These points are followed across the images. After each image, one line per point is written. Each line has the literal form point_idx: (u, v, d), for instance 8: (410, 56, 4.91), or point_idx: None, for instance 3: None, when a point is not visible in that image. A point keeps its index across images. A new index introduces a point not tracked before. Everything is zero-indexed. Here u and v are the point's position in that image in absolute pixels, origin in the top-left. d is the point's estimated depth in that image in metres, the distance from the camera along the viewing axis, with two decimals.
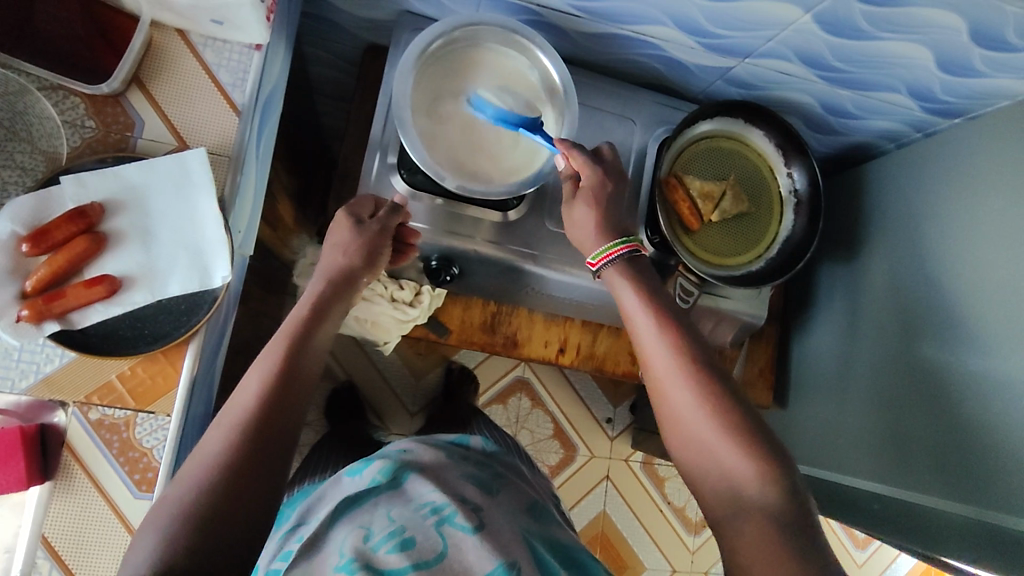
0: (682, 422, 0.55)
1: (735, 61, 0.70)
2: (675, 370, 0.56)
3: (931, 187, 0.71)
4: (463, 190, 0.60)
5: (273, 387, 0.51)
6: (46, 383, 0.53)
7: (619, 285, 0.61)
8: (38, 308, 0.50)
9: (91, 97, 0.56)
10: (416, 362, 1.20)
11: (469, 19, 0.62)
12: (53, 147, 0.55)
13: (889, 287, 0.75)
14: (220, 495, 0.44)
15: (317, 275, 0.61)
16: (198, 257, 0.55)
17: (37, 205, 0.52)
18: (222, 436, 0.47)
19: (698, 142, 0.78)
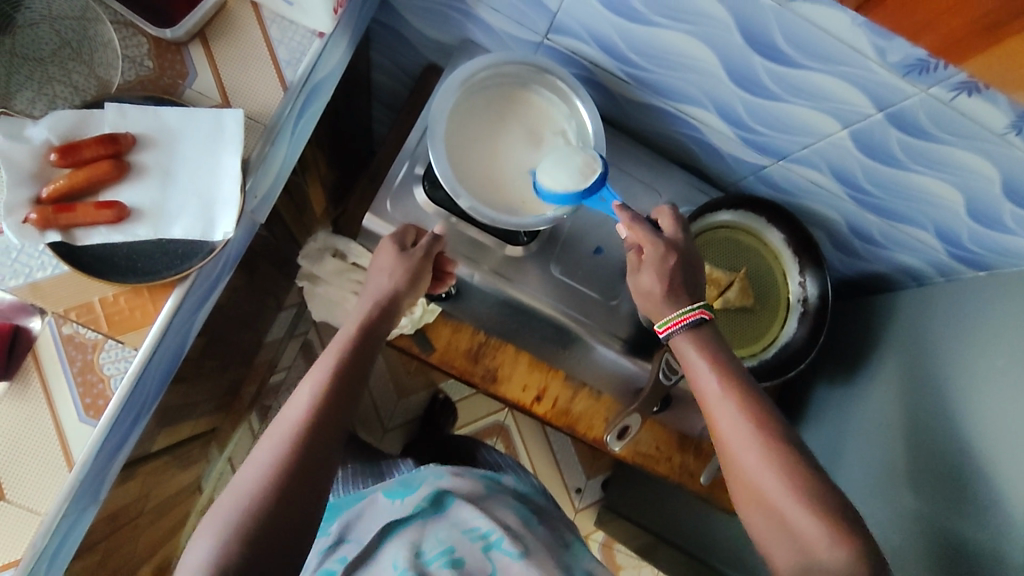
0: (756, 488, 0.53)
1: (769, 162, 0.76)
2: (744, 438, 0.54)
3: (936, 326, 0.76)
4: (474, 210, 0.63)
5: (325, 396, 0.52)
6: (33, 289, 0.55)
7: (686, 350, 0.60)
8: (46, 216, 0.53)
9: (157, 41, 0.60)
10: (404, 380, 1.33)
11: (521, 58, 0.67)
12: (108, 75, 0.59)
13: (908, 419, 0.75)
14: (270, 498, 0.46)
15: (365, 297, 0.62)
16: (209, 207, 0.57)
17: (76, 123, 0.55)
18: (278, 441, 0.49)
19: (716, 230, 0.78)
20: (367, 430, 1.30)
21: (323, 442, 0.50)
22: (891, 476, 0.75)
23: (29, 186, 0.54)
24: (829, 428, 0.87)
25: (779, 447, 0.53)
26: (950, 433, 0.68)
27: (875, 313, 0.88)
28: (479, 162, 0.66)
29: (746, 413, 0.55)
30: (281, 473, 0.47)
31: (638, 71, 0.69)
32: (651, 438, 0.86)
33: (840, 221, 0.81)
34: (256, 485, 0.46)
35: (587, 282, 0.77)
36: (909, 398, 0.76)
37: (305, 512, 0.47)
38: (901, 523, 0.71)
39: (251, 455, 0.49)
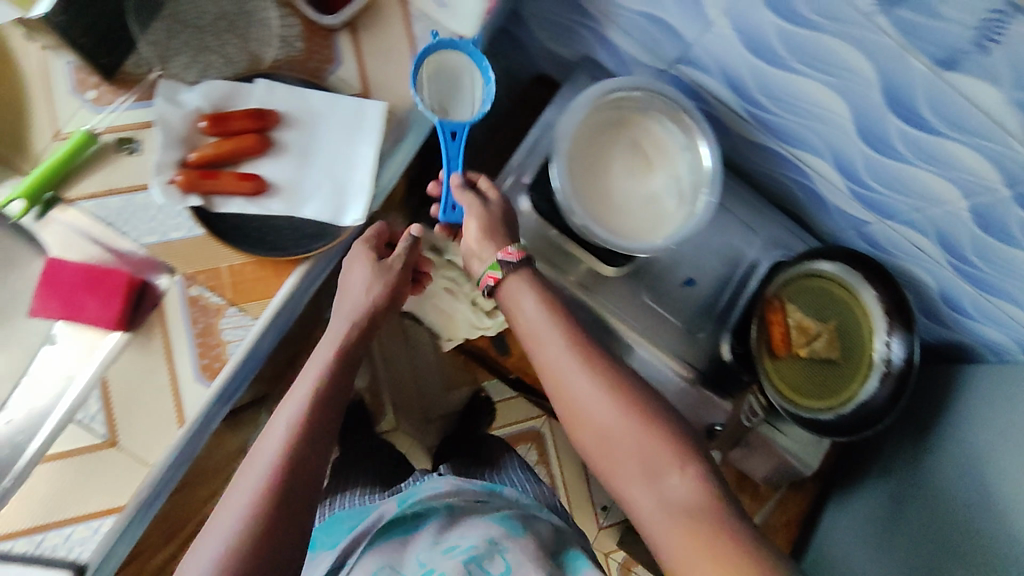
0: (594, 420, 0.51)
1: (874, 219, 0.75)
2: (574, 366, 0.53)
3: (996, 407, 0.74)
4: (586, 229, 0.64)
5: (300, 432, 0.49)
6: (165, 247, 0.57)
7: (517, 290, 0.57)
8: (191, 180, 0.55)
9: (309, 24, 0.61)
10: (450, 374, 1.33)
11: (652, 85, 0.67)
12: (259, 51, 0.60)
13: (954, 501, 0.74)
14: (253, 544, 0.44)
15: (337, 315, 0.60)
16: (340, 193, 0.59)
17: (228, 94, 0.57)
18: (257, 478, 0.47)
19: (810, 278, 0.77)
20: (406, 417, 1.31)
21: (298, 483, 0.47)
22: (943, 548, 0.73)
23: (178, 149, 0.56)
24: (882, 490, 0.86)
25: (624, 392, 0.51)
26: (1013, 512, 0.66)
27: (944, 378, 0.85)
28: (595, 182, 0.67)
29: (594, 363, 0.53)
30: (258, 518, 0.44)
31: (761, 112, 0.69)
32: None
33: (931, 285, 0.80)
34: (234, 532, 0.44)
35: (674, 312, 0.77)
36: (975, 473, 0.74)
37: (287, 558, 0.45)
38: None
39: (229, 496, 0.46)
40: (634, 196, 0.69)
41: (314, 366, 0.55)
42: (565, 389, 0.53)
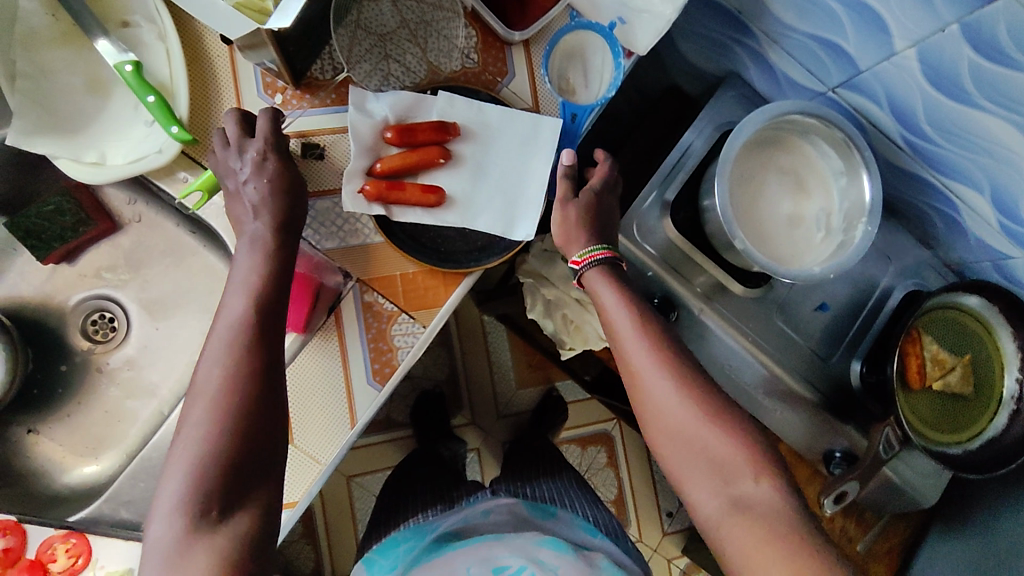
0: (667, 417, 0.53)
1: (1020, 254, 0.72)
2: (654, 367, 0.54)
3: None
4: (746, 252, 0.64)
5: (236, 351, 0.46)
6: (344, 251, 0.58)
7: (595, 282, 0.58)
8: (379, 190, 0.55)
9: (485, 35, 0.61)
10: (524, 373, 1.33)
11: (816, 112, 0.67)
12: (438, 62, 0.61)
13: None
14: (238, 406, 0.45)
15: (260, 224, 0.51)
16: (512, 209, 0.59)
17: (413, 104, 0.58)
18: (216, 375, 0.45)
19: (948, 311, 0.74)
20: (482, 413, 1.32)
21: (262, 385, 0.46)
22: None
23: (364, 158, 0.57)
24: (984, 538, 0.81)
25: (702, 393, 0.53)
26: None
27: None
28: (750, 206, 0.67)
29: (665, 363, 0.54)
30: (227, 419, 0.44)
31: (925, 145, 0.69)
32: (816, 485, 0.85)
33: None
34: (212, 424, 0.44)
35: (804, 336, 0.77)
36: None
37: (262, 459, 0.45)
38: None
39: (190, 393, 0.45)
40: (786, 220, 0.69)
41: (251, 248, 0.50)
42: (642, 387, 0.55)
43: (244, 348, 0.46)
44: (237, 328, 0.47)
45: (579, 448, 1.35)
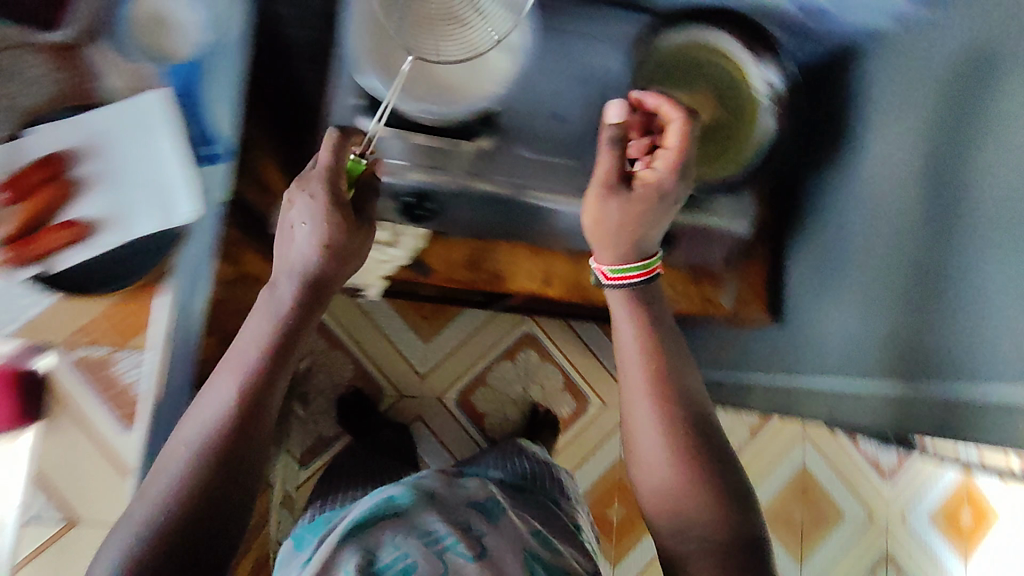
0: (654, 468, 0.57)
1: None
2: (641, 408, 0.58)
3: (897, 83, 0.65)
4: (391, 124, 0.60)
5: (211, 450, 0.51)
6: (30, 325, 0.72)
7: (618, 311, 0.62)
8: (19, 252, 0.66)
9: (53, 49, 0.64)
10: (424, 328, 1.15)
11: None
12: (30, 101, 0.65)
13: (891, 177, 0.66)
14: (179, 504, 0.49)
15: (230, 367, 0.55)
16: (165, 198, 0.69)
17: (8, 155, 0.64)
18: (172, 484, 0.50)
19: (661, 52, 0.74)
20: (405, 383, 1.15)
21: (219, 492, 0.50)
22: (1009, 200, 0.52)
23: None
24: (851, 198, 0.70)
25: (686, 438, 0.56)
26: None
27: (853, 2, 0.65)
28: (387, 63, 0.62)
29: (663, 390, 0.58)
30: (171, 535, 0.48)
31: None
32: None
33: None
34: (152, 506, 0.49)
35: (558, 152, 0.73)
36: (1007, 96, 0.54)
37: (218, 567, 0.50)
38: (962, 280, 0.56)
39: (128, 516, 0.49)
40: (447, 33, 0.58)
41: (231, 374, 0.54)
42: (631, 425, 0.59)
43: (210, 466, 0.50)
44: (210, 443, 0.51)
45: (508, 362, 1.17)
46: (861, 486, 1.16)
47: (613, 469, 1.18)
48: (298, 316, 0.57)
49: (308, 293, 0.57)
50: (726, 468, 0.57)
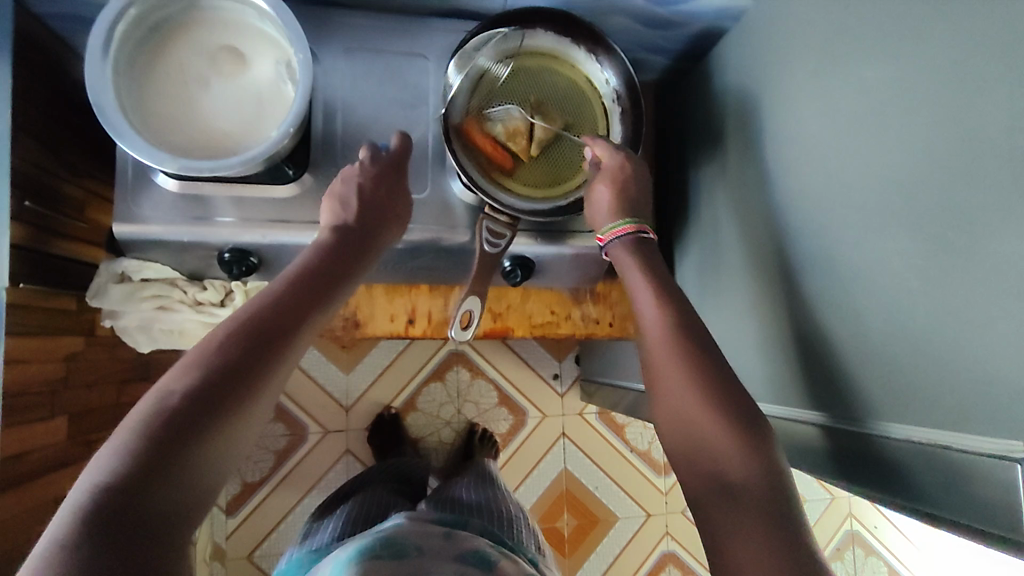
0: (677, 414, 0.53)
1: (597, 12, 0.73)
2: (669, 361, 0.55)
3: (776, 124, 0.63)
4: None
5: (252, 323, 0.50)
6: None
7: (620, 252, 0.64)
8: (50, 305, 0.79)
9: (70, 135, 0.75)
10: (341, 355, 1.30)
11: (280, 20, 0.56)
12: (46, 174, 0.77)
13: (772, 223, 0.63)
14: (221, 358, 0.47)
15: (303, 252, 0.58)
16: None
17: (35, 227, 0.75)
18: (210, 348, 0.47)
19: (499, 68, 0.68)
20: (330, 417, 1.29)
21: (230, 373, 0.47)
22: (745, 258, 0.68)
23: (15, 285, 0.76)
24: (709, 246, 0.76)
25: (717, 396, 0.52)
26: (928, 224, 0.44)
27: (697, 77, 0.78)
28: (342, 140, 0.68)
29: (662, 319, 0.58)
30: (165, 415, 0.43)
31: (426, 17, 0.70)
32: (542, 305, 0.81)
33: (661, 59, 0.83)
34: (204, 354, 0.47)
35: None
36: (741, 178, 0.68)
37: (208, 461, 0.44)
38: (841, 344, 0.53)
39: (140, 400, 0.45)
40: (394, 127, 0.69)
41: (290, 265, 0.56)
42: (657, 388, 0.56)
43: (231, 347, 0.48)
44: (235, 327, 0.49)
45: (437, 383, 1.33)
46: None
47: (560, 475, 1.36)
48: (335, 253, 0.58)
49: (340, 236, 0.60)
50: (756, 429, 0.50)
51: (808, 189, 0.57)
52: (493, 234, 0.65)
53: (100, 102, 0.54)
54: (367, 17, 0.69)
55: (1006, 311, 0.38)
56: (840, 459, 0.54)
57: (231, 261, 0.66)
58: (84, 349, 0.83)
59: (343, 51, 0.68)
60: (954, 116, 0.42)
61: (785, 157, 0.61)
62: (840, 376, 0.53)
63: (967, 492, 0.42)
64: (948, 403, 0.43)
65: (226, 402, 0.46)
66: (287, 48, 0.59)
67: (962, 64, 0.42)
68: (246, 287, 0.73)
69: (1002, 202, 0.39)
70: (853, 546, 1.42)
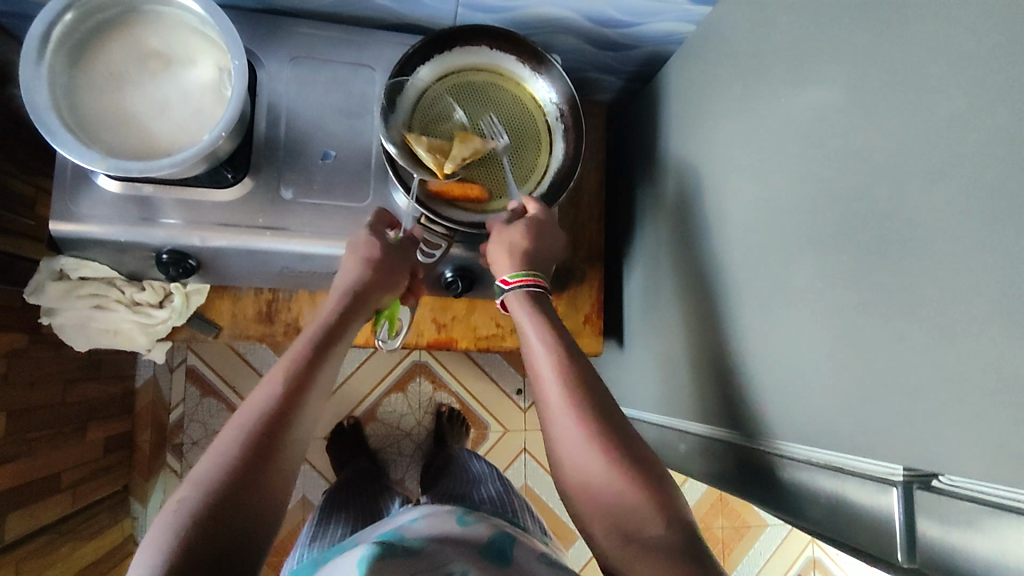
0: (577, 467, 0.50)
1: (546, 32, 0.75)
2: (563, 408, 0.52)
3: (711, 145, 0.64)
4: (298, 198, 0.68)
5: (283, 398, 0.51)
6: None
7: (515, 300, 0.61)
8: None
9: (18, 134, 0.76)
10: None
11: (216, 22, 0.57)
12: None
13: (705, 242, 0.64)
14: (255, 442, 0.47)
15: (315, 318, 0.59)
16: None
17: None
18: (236, 431, 0.48)
19: (441, 84, 0.69)
20: None
21: (263, 453, 0.47)
22: (681, 277, 0.69)
23: None
24: (650, 264, 0.77)
25: (620, 451, 0.49)
26: (845, 250, 0.45)
27: (645, 97, 0.80)
28: (286, 147, 0.69)
29: (560, 373, 0.54)
30: (208, 508, 0.43)
31: (378, 30, 0.72)
32: (487, 318, 0.82)
33: (615, 80, 0.85)
34: (237, 437, 0.47)
35: None
36: (680, 198, 0.69)
37: (263, 536, 0.45)
38: (759, 363, 0.54)
39: (174, 494, 0.44)
40: (337, 136, 0.70)
41: (310, 331, 0.57)
42: (555, 440, 0.53)
43: (261, 432, 0.48)
44: (270, 398, 0.50)
45: (399, 394, 1.33)
46: (722, 523, 1.39)
47: (521, 491, 1.35)
48: (346, 314, 0.59)
49: (352, 297, 0.60)
50: (656, 479, 0.49)
51: (736, 211, 0.59)
52: (428, 244, 0.68)
53: (32, 101, 0.54)
54: (317, 28, 0.70)
55: (909, 333, 0.39)
56: (754, 478, 0.54)
57: (169, 262, 0.67)
58: (25, 347, 0.82)
59: (289, 60, 0.69)
60: (869, 142, 0.43)
61: (717, 180, 0.62)
62: (759, 395, 0.54)
63: (872, 513, 0.42)
64: (854, 425, 0.43)
65: (263, 482, 0.46)
66: (226, 53, 0.60)
67: (876, 91, 0.43)
68: (186, 289, 0.73)
69: (899, 224, 0.40)
70: (814, 572, 1.41)
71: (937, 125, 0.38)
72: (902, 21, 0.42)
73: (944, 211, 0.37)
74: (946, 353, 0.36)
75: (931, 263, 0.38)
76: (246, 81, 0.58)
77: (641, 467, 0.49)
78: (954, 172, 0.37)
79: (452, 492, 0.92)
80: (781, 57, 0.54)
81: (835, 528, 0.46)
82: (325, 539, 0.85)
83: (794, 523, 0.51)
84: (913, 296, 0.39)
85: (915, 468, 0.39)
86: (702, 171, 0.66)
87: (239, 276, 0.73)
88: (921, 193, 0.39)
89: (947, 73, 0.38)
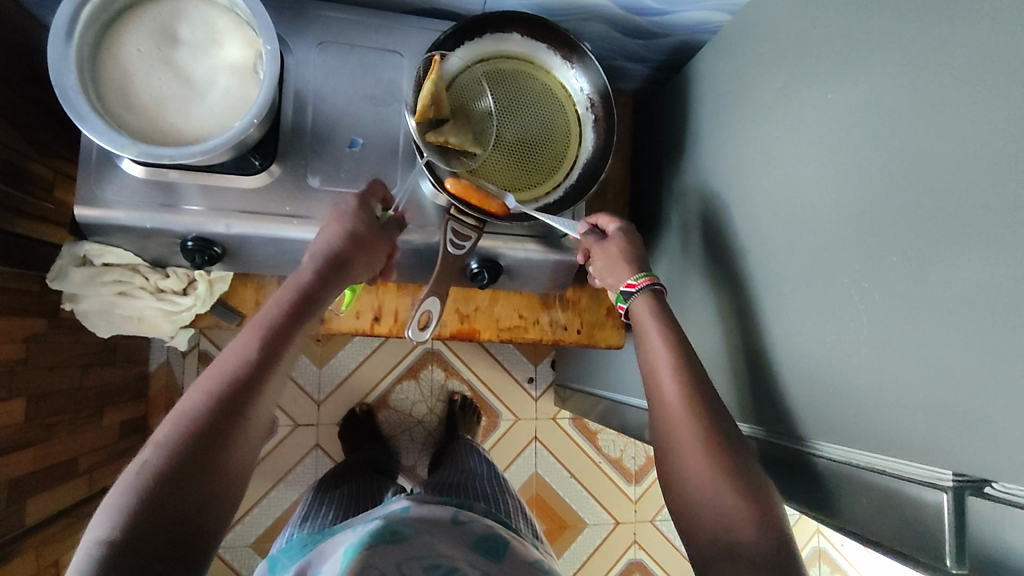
0: (684, 469, 0.51)
1: (574, 18, 0.73)
2: (677, 410, 0.53)
3: (744, 138, 0.63)
4: (326, 186, 0.67)
5: (250, 363, 0.50)
6: None
7: (641, 305, 0.62)
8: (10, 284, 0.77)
9: (39, 116, 0.75)
10: (315, 349, 1.29)
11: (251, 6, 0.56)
12: None
13: (736, 237, 0.63)
14: (216, 407, 0.47)
15: (287, 283, 0.57)
16: None
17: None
18: (202, 395, 0.47)
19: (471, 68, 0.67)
20: (302, 412, 1.28)
21: (227, 421, 0.46)
22: (711, 271, 0.68)
23: None
24: (676, 256, 0.76)
25: (719, 445, 0.51)
26: (891, 250, 0.44)
27: (674, 86, 0.79)
28: (314, 134, 0.68)
29: (675, 372, 0.56)
30: (166, 473, 0.43)
31: (406, 15, 0.71)
32: (510, 309, 0.81)
33: (641, 68, 0.84)
34: (199, 403, 0.47)
35: None
36: (710, 192, 0.69)
37: (226, 500, 0.45)
38: (796, 360, 0.53)
39: (133, 458, 0.44)
40: (365, 123, 0.69)
41: (280, 295, 0.56)
42: (661, 434, 0.54)
43: (225, 398, 0.47)
44: (236, 365, 0.49)
45: (411, 381, 1.33)
46: None
47: (530, 478, 1.36)
48: (318, 284, 0.58)
49: (325, 265, 0.59)
50: (761, 489, 0.49)
51: (771, 207, 0.58)
52: (457, 235, 0.65)
53: (61, 83, 0.53)
54: (343, 11, 0.69)
55: (958, 335, 0.39)
56: (792, 478, 0.54)
57: (194, 250, 0.65)
58: (44, 331, 0.82)
59: (317, 44, 0.68)
60: (917, 140, 0.43)
61: (753, 173, 0.61)
62: (795, 393, 0.53)
63: (921, 518, 0.42)
64: (896, 427, 0.43)
65: (226, 450, 0.46)
66: (257, 36, 0.59)
67: (926, 88, 0.42)
68: (209, 276, 0.73)
69: (949, 225, 0.40)
70: (819, 562, 1.43)
71: (994, 124, 0.37)
72: (957, 14, 0.40)
73: (996, 212, 0.37)
74: (998, 356, 0.36)
75: (985, 266, 0.37)
76: (280, 66, 0.57)
77: (743, 482, 0.49)
78: (1010, 172, 0.36)
79: (451, 481, 0.93)
80: (823, 48, 0.53)
81: (880, 533, 0.46)
82: (320, 518, 0.85)
83: (832, 524, 0.51)
84: (965, 298, 0.38)
85: (962, 473, 0.39)
86: (733, 163, 0.65)
87: (263, 264, 0.72)
88: (972, 195, 0.38)
89: (1005, 71, 0.37)
